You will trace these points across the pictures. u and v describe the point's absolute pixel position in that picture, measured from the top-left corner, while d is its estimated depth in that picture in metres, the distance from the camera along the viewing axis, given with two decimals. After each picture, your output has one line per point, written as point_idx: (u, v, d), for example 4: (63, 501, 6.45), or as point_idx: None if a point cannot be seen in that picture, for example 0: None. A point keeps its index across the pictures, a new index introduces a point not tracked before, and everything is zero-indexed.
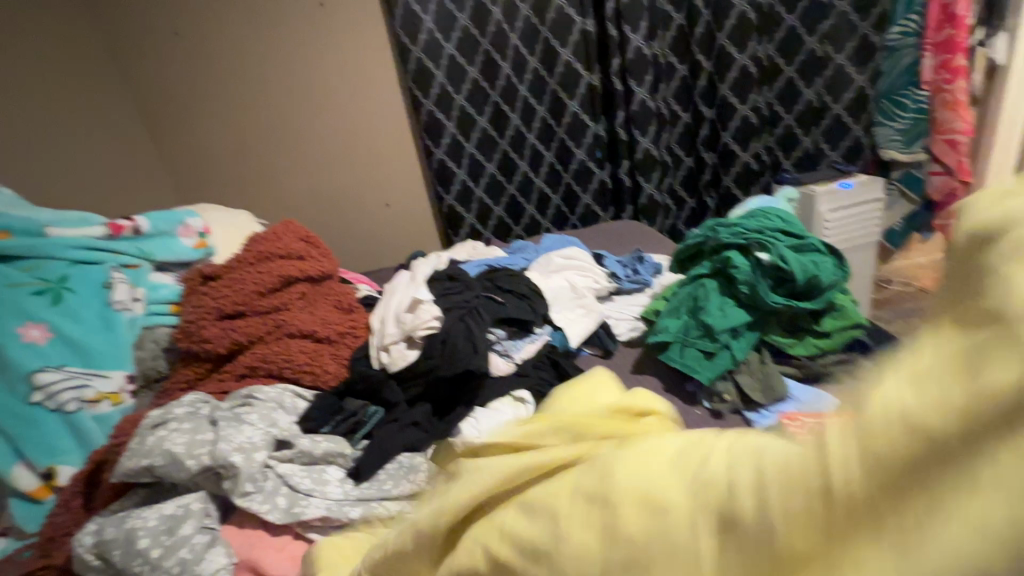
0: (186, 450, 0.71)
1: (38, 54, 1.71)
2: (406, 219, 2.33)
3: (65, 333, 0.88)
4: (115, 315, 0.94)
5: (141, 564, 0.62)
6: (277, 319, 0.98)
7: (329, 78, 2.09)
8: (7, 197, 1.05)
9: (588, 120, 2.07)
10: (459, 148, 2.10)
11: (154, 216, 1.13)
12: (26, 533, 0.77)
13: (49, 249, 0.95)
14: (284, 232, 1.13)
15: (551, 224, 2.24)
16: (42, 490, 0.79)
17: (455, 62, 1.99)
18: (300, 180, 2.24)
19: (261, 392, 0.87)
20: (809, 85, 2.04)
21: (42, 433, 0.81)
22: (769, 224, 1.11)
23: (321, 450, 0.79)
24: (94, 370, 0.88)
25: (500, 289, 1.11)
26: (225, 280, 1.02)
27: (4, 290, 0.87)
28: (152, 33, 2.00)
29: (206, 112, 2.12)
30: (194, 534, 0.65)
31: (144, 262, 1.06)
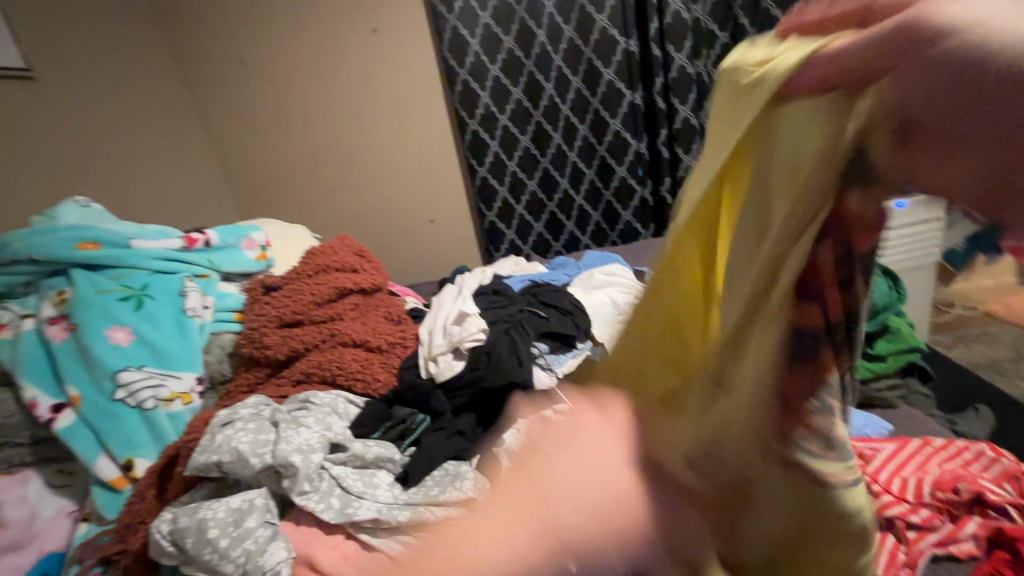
0: (251, 449, 0.76)
1: (123, 82, 1.89)
2: (449, 235, 2.40)
3: (145, 336, 0.95)
4: (188, 321, 1.01)
5: (210, 552, 0.67)
6: (332, 328, 1.03)
7: (380, 100, 2.20)
8: (96, 210, 1.15)
9: (629, 138, 2.08)
10: (502, 166, 2.15)
11: (221, 230, 1.22)
12: (105, 520, 0.83)
13: (133, 259, 1.03)
14: (339, 246, 1.20)
15: (590, 241, 2.26)
16: (121, 480, 0.86)
17: (500, 83, 2.05)
18: (350, 196, 2.35)
19: (317, 397, 0.91)
20: None
21: (122, 428, 0.88)
22: None
23: (372, 454, 0.83)
24: (168, 371, 0.95)
25: (543, 304, 1.14)
26: (285, 291, 1.09)
27: (94, 295, 0.96)
28: (222, 62, 2.17)
29: (267, 132, 2.27)
30: (257, 528, 0.69)
31: (212, 272, 1.14)
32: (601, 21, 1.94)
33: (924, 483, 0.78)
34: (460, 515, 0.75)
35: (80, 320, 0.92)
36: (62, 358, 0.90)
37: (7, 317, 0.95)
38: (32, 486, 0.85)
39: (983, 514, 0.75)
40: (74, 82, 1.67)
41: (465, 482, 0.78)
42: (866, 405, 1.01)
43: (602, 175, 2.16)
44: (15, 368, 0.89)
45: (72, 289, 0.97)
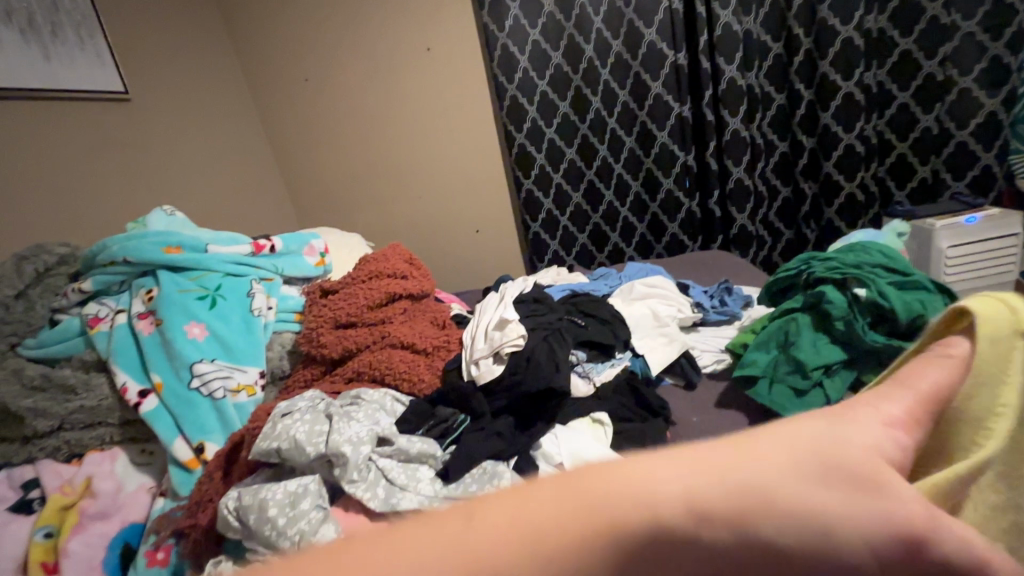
0: (307, 437, 0.81)
1: (205, 103, 2.11)
2: (495, 243, 2.54)
3: (217, 332, 1.05)
4: (254, 320, 1.11)
5: (270, 529, 0.72)
6: (382, 330, 1.11)
7: (431, 117, 2.37)
8: (179, 218, 1.27)
9: (677, 150, 2.16)
10: (547, 177, 2.29)
11: (285, 238, 1.33)
12: (180, 496, 0.90)
13: (210, 263, 1.14)
14: (391, 254, 1.30)
15: (634, 252, 2.38)
16: (193, 461, 0.92)
17: (548, 98, 2.20)
18: (405, 206, 2.52)
19: (367, 394, 0.97)
20: (927, 112, 1.96)
21: (196, 415, 0.96)
22: (870, 259, 1.12)
23: (417, 450, 0.87)
24: (236, 365, 1.04)
25: (582, 313, 1.20)
26: (340, 295, 1.18)
27: (176, 293, 1.06)
28: (292, 84, 2.39)
29: (330, 147, 2.47)
30: (312, 509, 0.74)
31: (276, 276, 1.25)
32: (649, 35, 2.04)
33: None
34: None
35: (164, 315, 1.02)
36: (148, 350, 1.00)
37: (103, 311, 1.06)
38: (119, 463, 0.95)
39: None
40: (168, 107, 1.88)
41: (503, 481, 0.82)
42: None
43: (648, 187, 2.27)
44: (110, 356, 1.00)
45: (158, 287, 1.08)
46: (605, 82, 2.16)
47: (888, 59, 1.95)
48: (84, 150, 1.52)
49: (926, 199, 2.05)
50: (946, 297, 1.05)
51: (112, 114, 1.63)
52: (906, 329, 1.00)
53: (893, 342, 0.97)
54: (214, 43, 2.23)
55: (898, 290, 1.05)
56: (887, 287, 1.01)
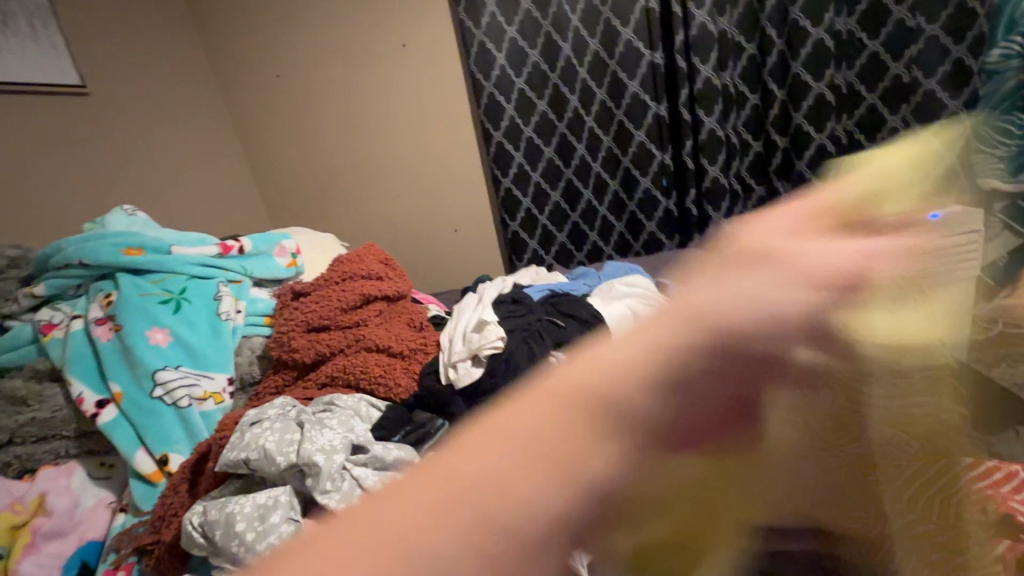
0: (277, 447, 0.78)
1: (168, 98, 2.02)
2: (474, 242, 2.51)
3: (182, 337, 1.00)
4: (222, 324, 1.06)
5: (237, 545, 0.68)
6: (357, 333, 1.08)
7: (406, 114, 2.34)
8: (141, 218, 1.21)
9: (654, 149, 2.18)
10: (526, 176, 2.28)
11: (255, 238, 1.28)
12: (142, 511, 0.86)
13: (174, 265, 1.09)
14: (366, 255, 1.26)
15: (613, 250, 2.38)
16: (156, 474, 0.88)
17: (525, 96, 2.18)
18: (380, 205, 2.47)
19: (340, 400, 0.94)
20: (894, 113, 2.01)
21: (160, 424, 0.91)
22: None
23: (394, 456, 0.82)
24: (203, 371, 0.99)
25: (562, 313, 1.16)
26: (313, 297, 1.13)
27: (137, 297, 1.01)
28: (262, 79, 2.32)
29: (302, 144, 2.40)
30: (281, 522, 0.71)
31: (245, 278, 1.20)
32: (626, 34, 2.04)
33: None
34: None
35: (124, 320, 0.97)
36: (107, 358, 0.95)
37: (57, 317, 1.01)
38: (76, 477, 0.90)
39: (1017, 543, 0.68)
40: (127, 101, 1.79)
41: None
42: None
43: (625, 186, 2.28)
44: (65, 364, 0.94)
45: (117, 291, 1.02)
46: (582, 80, 2.16)
47: (857, 60, 1.99)
48: (39, 146, 1.44)
49: None
50: None
51: (70, 107, 1.56)
52: None
53: None
54: (178, 34, 2.14)
55: None
56: None
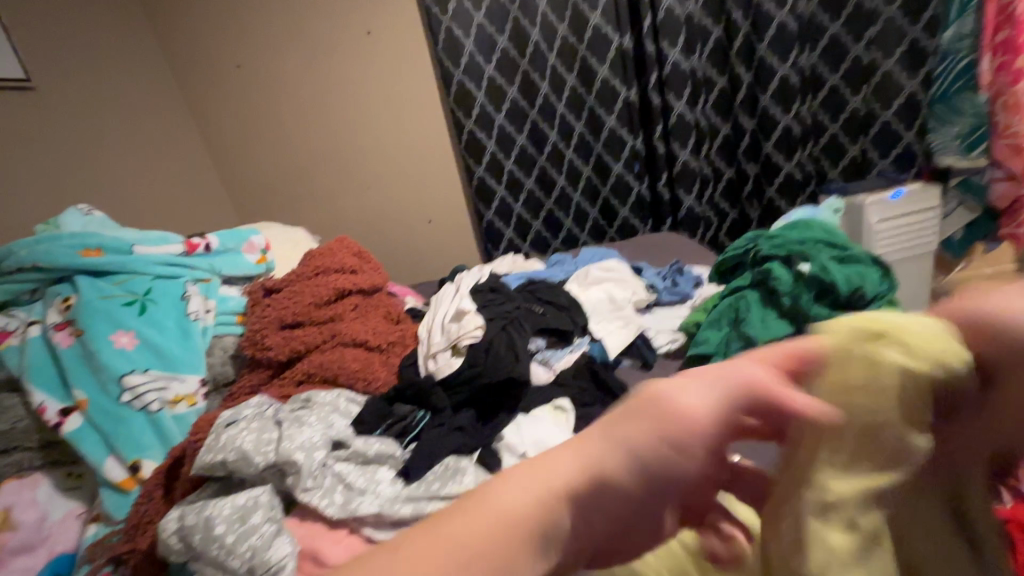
0: (255, 447, 0.76)
1: (122, 90, 1.93)
2: (448, 233, 2.50)
3: (149, 340, 0.96)
4: (191, 324, 1.02)
5: (218, 548, 0.66)
6: (333, 329, 1.06)
7: (374, 103, 2.29)
8: (97, 217, 1.15)
9: (625, 134, 2.20)
10: (499, 164, 2.26)
11: (222, 235, 1.23)
12: (115, 520, 0.84)
13: (136, 265, 1.04)
14: (338, 248, 1.23)
15: (589, 237, 2.40)
16: (128, 481, 0.86)
17: (495, 83, 2.16)
18: (350, 198, 2.42)
19: (318, 396, 0.93)
20: (855, 93, 2.07)
21: (129, 431, 0.88)
22: (811, 236, 1.14)
23: (375, 451, 0.84)
24: (173, 374, 0.96)
25: (539, 300, 1.18)
26: (285, 293, 1.11)
27: (98, 300, 0.96)
28: (223, 70, 2.24)
29: (267, 136, 2.33)
30: (263, 523, 0.69)
31: (214, 276, 1.16)
32: (594, 19, 2.04)
33: None
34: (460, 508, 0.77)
35: (86, 325, 0.93)
36: (69, 364, 0.90)
37: (13, 324, 0.96)
38: (41, 489, 0.86)
39: None
40: (76, 95, 1.70)
41: (466, 477, 0.80)
42: None
43: (598, 172, 2.29)
44: (23, 373, 0.90)
45: (77, 295, 0.97)
46: (552, 66, 2.14)
47: (819, 43, 2.03)
48: None
49: (856, 176, 2.17)
50: (882, 270, 1.08)
51: (14, 103, 1.47)
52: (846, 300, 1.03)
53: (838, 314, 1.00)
54: (128, 22, 2.04)
55: (838, 263, 1.07)
56: (828, 261, 1.04)
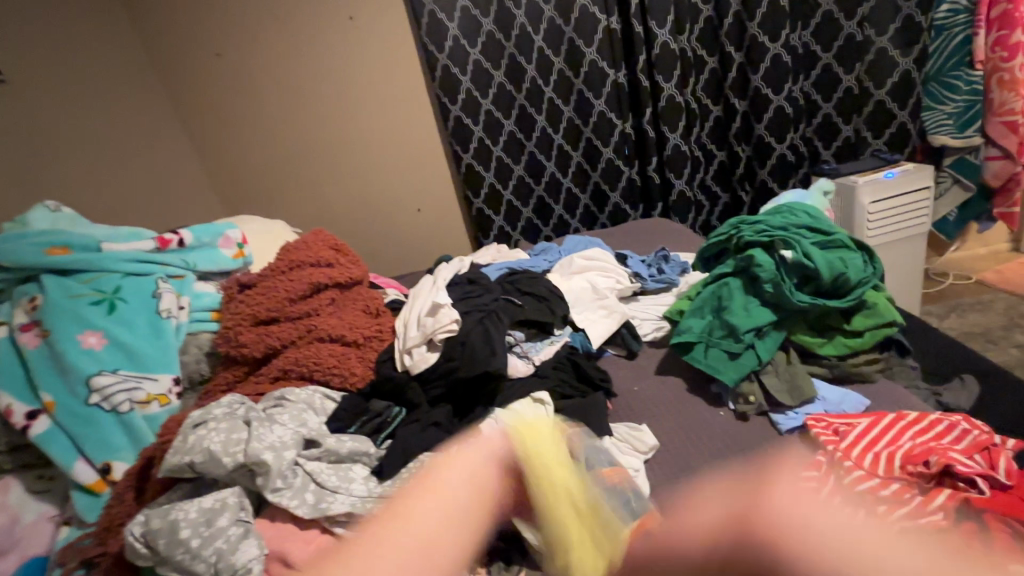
0: (223, 448, 0.75)
1: (96, 80, 1.87)
2: (437, 222, 2.47)
3: (118, 338, 0.94)
4: (163, 322, 1.00)
5: (182, 552, 0.66)
6: (308, 324, 1.04)
7: (358, 90, 2.24)
8: (66, 214, 1.12)
9: (615, 118, 2.16)
10: (487, 151, 2.22)
11: (196, 229, 1.20)
12: (86, 522, 0.83)
13: (105, 263, 1.02)
14: (314, 241, 1.21)
15: (580, 223, 2.37)
16: (98, 483, 0.85)
17: (481, 67, 2.11)
18: (337, 188, 2.39)
19: (292, 394, 0.91)
20: (849, 72, 2.02)
21: (99, 432, 0.87)
22: (795, 221, 1.12)
23: (348, 449, 0.83)
24: (145, 373, 0.94)
25: (519, 291, 1.16)
26: (259, 289, 1.08)
27: (65, 300, 0.94)
28: (202, 58, 2.18)
29: (250, 125, 2.29)
30: (229, 526, 0.69)
31: (188, 272, 1.13)
32: None
33: (895, 457, 0.79)
34: None
35: (52, 326, 0.91)
36: (35, 366, 0.89)
37: None
38: (12, 493, 0.85)
39: (954, 486, 0.75)
40: (48, 85, 1.66)
41: None
42: (844, 379, 1.00)
43: (588, 157, 2.25)
44: None
45: (43, 294, 0.95)
46: (539, 49, 2.09)
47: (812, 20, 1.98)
48: None
49: (849, 157, 2.14)
50: (864, 255, 1.06)
51: None
52: (829, 287, 1.00)
53: (819, 301, 0.98)
54: (102, 9, 1.97)
55: (821, 249, 1.05)
56: (811, 247, 1.02)
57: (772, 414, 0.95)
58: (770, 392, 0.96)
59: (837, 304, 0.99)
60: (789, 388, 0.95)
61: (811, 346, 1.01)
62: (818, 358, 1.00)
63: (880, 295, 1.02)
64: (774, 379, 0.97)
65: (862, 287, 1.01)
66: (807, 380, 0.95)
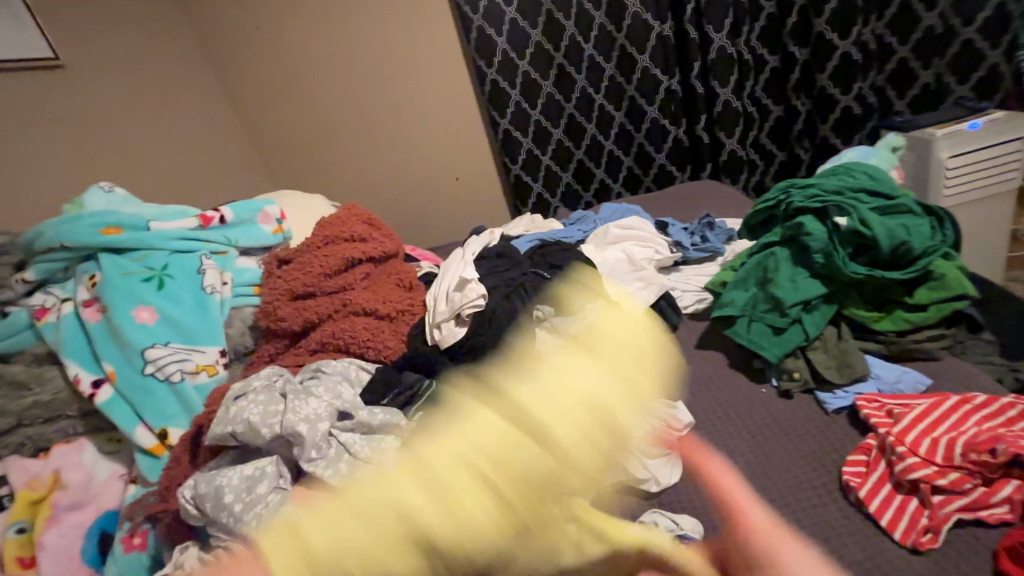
0: (262, 419, 0.79)
1: (144, 60, 1.93)
2: (476, 189, 2.45)
3: (169, 314, 1.00)
4: (208, 298, 1.06)
5: (227, 515, 0.70)
6: (342, 299, 1.06)
7: (394, 57, 2.21)
8: (119, 194, 1.19)
9: (660, 74, 2.02)
10: (524, 115, 2.15)
11: (235, 206, 1.24)
12: (149, 482, 0.90)
13: (153, 241, 1.07)
14: (348, 216, 1.21)
15: (623, 187, 2.28)
16: (157, 447, 0.91)
17: (517, 27, 2.01)
18: (377, 159, 2.40)
19: (327, 366, 0.94)
20: (931, 8, 1.79)
21: (155, 401, 0.93)
22: (852, 184, 1.02)
23: (379, 421, 0.84)
24: (194, 346, 1.00)
25: (548, 264, 1.13)
26: (296, 264, 1.11)
27: (119, 278, 1.00)
28: (242, 34, 2.20)
29: (291, 98, 2.31)
30: (268, 493, 0.73)
31: (230, 249, 1.18)
32: None
33: (955, 443, 0.71)
34: None
35: (110, 302, 0.97)
36: (97, 339, 0.96)
37: (49, 301, 1.01)
38: (86, 453, 0.94)
39: (1020, 476, 0.67)
40: (98, 68, 1.71)
41: None
42: (902, 357, 0.92)
43: (632, 118, 2.14)
44: (59, 348, 0.96)
45: (100, 272, 1.02)
46: (578, 4, 1.97)
47: None
48: (15, 126, 1.40)
49: (926, 107, 1.92)
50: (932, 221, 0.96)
51: (46, 84, 1.51)
52: (888, 257, 0.92)
53: (876, 273, 0.90)
54: None
55: (881, 215, 0.96)
56: (869, 213, 0.93)
57: (818, 392, 0.89)
58: (816, 368, 0.90)
59: (896, 276, 0.91)
60: (837, 364, 0.89)
61: (865, 322, 0.93)
62: (875, 334, 0.92)
63: (949, 265, 0.92)
64: (821, 354, 0.91)
65: (926, 257, 0.91)
66: (859, 356, 0.87)
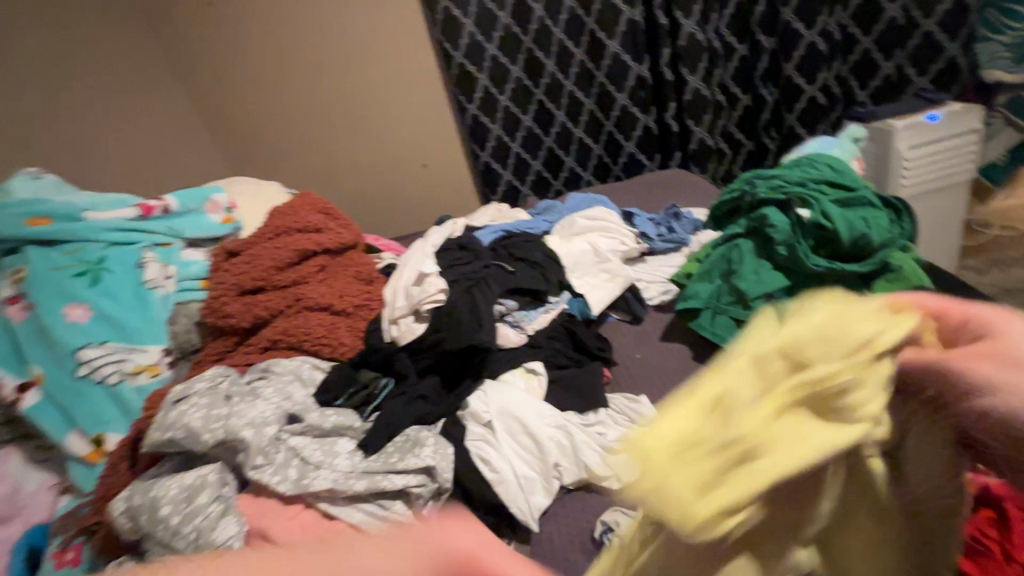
0: (203, 424, 0.74)
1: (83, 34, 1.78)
2: (443, 176, 2.39)
3: (103, 311, 0.93)
4: (148, 293, 0.99)
5: (162, 529, 0.66)
6: (296, 293, 1.01)
7: (357, 38, 2.12)
8: (49, 181, 1.10)
9: (629, 61, 1.99)
10: (493, 100, 2.09)
11: (181, 194, 1.15)
12: (84, 492, 0.84)
13: (86, 232, 0.99)
14: (301, 205, 1.16)
15: (592, 175, 2.26)
16: (92, 454, 0.86)
17: (485, 8, 1.94)
18: (340, 144, 2.30)
19: (278, 365, 0.90)
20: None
21: (89, 405, 0.87)
22: (815, 176, 1.02)
23: (331, 424, 0.80)
24: (133, 345, 0.93)
25: (511, 257, 1.11)
26: (245, 256, 1.05)
27: (48, 273, 0.93)
28: (188, 7, 2.04)
29: (247, 78, 2.17)
30: (209, 503, 0.68)
31: (175, 240, 1.10)
32: None
33: None
34: (418, 481, 0.74)
35: (37, 298, 0.91)
36: (23, 339, 0.89)
37: None
38: (12, 463, 0.87)
39: None
40: None
41: (426, 449, 0.77)
42: None
43: (601, 105, 2.11)
44: None
45: (26, 266, 0.94)
46: None
47: None
48: None
49: (888, 97, 1.95)
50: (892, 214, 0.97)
51: None
52: (849, 250, 0.92)
53: (836, 266, 0.90)
54: None
55: (843, 208, 0.96)
56: (830, 206, 0.93)
57: None
58: None
59: (856, 269, 0.91)
60: None
61: None
62: None
63: (907, 258, 0.93)
64: None
65: (885, 250, 0.92)
66: None
